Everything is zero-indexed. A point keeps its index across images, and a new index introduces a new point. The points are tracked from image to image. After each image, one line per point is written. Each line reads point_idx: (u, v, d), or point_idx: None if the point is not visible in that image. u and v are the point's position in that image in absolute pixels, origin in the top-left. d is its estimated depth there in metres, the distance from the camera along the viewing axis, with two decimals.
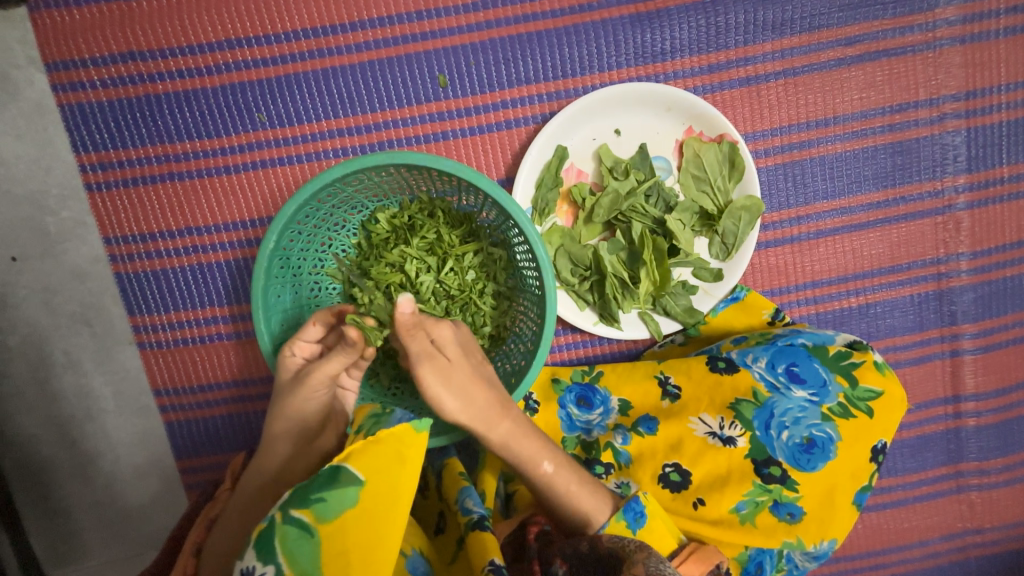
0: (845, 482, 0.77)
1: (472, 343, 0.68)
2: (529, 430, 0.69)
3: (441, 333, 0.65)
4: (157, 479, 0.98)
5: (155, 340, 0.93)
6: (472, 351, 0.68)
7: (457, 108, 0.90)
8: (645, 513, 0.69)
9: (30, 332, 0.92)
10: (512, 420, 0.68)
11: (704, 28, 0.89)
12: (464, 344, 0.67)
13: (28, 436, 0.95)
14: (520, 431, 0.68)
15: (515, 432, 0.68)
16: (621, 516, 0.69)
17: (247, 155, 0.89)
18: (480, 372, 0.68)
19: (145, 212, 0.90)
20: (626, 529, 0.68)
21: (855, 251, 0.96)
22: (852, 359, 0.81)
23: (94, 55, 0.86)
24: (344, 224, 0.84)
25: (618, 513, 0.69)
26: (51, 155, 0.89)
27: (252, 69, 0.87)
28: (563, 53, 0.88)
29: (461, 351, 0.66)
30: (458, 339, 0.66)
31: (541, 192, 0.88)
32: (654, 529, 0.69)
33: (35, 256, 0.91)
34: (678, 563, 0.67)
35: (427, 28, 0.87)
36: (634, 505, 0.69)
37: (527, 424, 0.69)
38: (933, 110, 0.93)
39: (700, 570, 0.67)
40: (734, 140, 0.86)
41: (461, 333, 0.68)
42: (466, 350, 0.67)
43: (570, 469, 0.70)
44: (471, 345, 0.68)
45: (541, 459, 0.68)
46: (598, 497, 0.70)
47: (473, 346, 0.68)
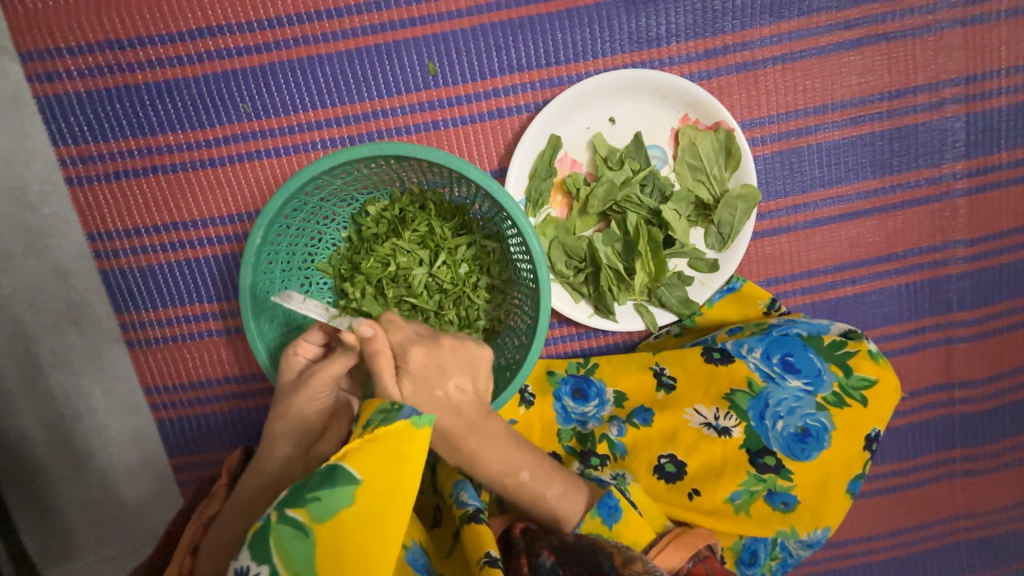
0: (839, 471, 0.75)
1: (451, 365, 0.67)
2: (499, 444, 0.68)
3: (409, 361, 0.66)
4: (152, 477, 0.97)
5: (144, 337, 0.92)
6: (444, 378, 0.67)
7: (447, 97, 0.87)
8: (620, 506, 0.66)
9: (15, 331, 0.91)
10: (474, 442, 0.67)
11: (700, 12, 0.87)
12: (436, 369, 0.67)
13: (19, 435, 0.94)
14: (485, 447, 0.68)
15: (478, 450, 0.68)
16: (595, 513, 0.66)
17: (233, 147, 0.87)
18: (450, 398, 0.67)
19: (130, 207, 0.88)
20: (602, 525, 0.66)
21: (853, 239, 0.95)
22: (846, 348, 0.79)
23: (70, 44, 0.83)
24: (333, 217, 0.83)
25: (592, 510, 0.66)
26: (29, 148, 0.86)
27: (236, 58, 0.84)
28: (556, 39, 0.86)
29: (422, 384, 0.66)
30: (430, 365, 0.66)
31: (535, 183, 0.86)
32: (631, 522, 0.66)
33: (17, 252, 0.89)
34: (655, 554, 0.65)
35: (416, 13, 0.84)
36: (607, 501, 0.66)
37: (497, 437, 0.68)
38: (933, 94, 0.91)
39: (681, 557, 0.66)
40: (731, 127, 0.85)
41: (434, 357, 0.67)
42: (432, 377, 0.66)
43: (540, 479, 0.68)
44: (444, 370, 0.67)
45: (511, 475, 0.68)
46: (571, 503, 0.68)
47: (450, 371, 0.67)
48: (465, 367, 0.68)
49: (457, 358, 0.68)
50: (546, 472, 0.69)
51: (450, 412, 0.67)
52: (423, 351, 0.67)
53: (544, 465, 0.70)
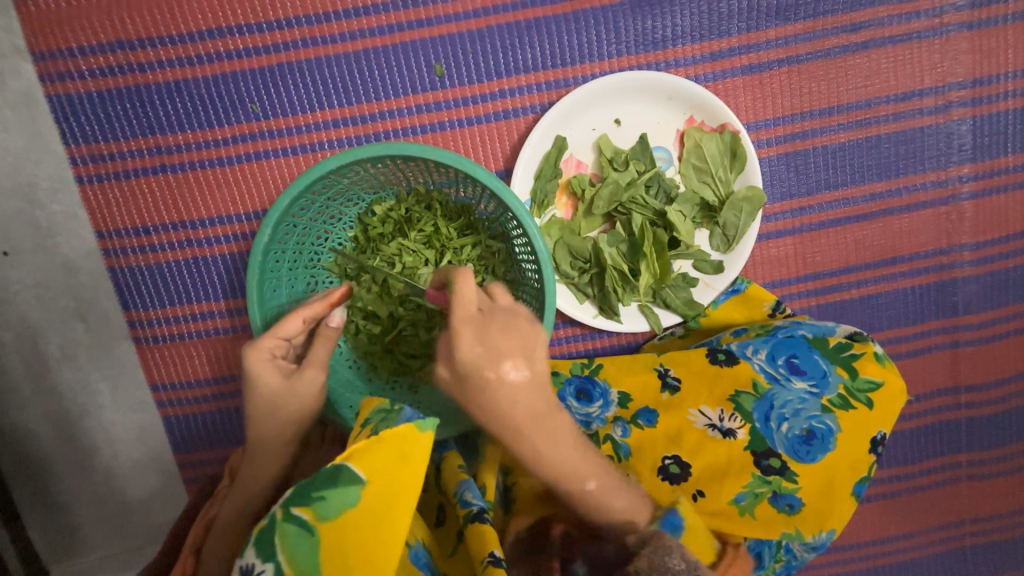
0: (844, 474, 0.74)
1: (508, 350, 0.60)
2: (560, 441, 0.63)
3: (457, 341, 0.60)
4: (157, 474, 0.98)
5: (152, 335, 0.93)
6: (498, 359, 0.60)
7: (454, 97, 0.88)
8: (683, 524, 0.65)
9: (23, 328, 0.92)
10: (532, 437, 0.62)
11: (706, 15, 0.87)
12: (490, 350, 0.60)
13: (27, 430, 0.95)
14: (549, 448, 0.63)
15: (538, 450, 0.63)
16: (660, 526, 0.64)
17: (241, 147, 0.88)
18: (504, 382, 0.60)
19: (139, 205, 0.89)
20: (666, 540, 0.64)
21: (859, 241, 0.95)
22: (851, 350, 0.80)
23: (82, 44, 0.84)
24: (340, 216, 0.84)
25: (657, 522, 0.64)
26: (40, 147, 0.87)
27: (245, 58, 0.85)
28: (562, 41, 0.87)
29: (474, 363, 0.59)
30: (481, 345, 0.59)
31: (540, 183, 0.87)
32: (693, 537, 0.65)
33: (26, 250, 0.90)
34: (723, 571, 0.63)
35: (423, 14, 0.85)
36: (673, 516, 0.65)
37: (559, 436, 0.63)
38: (939, 98, 0.91)
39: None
40: (736, 129, 0.85)
41: (485, 337, 0.59)
42: (484, 360, 0.59)
43: (606, 489, 0.65)
44: (497, 351, 0.60)
45: (576, 481, 0.64)
46: (636, 512, 0.66)
47: (504, 353, 0.60)
48: (523, 351, 0.61)
49: (514, 339, 0.60)
50: (612, 485, 0.66)
51: (504, 399, 0.60)
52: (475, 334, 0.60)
53: (611, 477, 0.66)
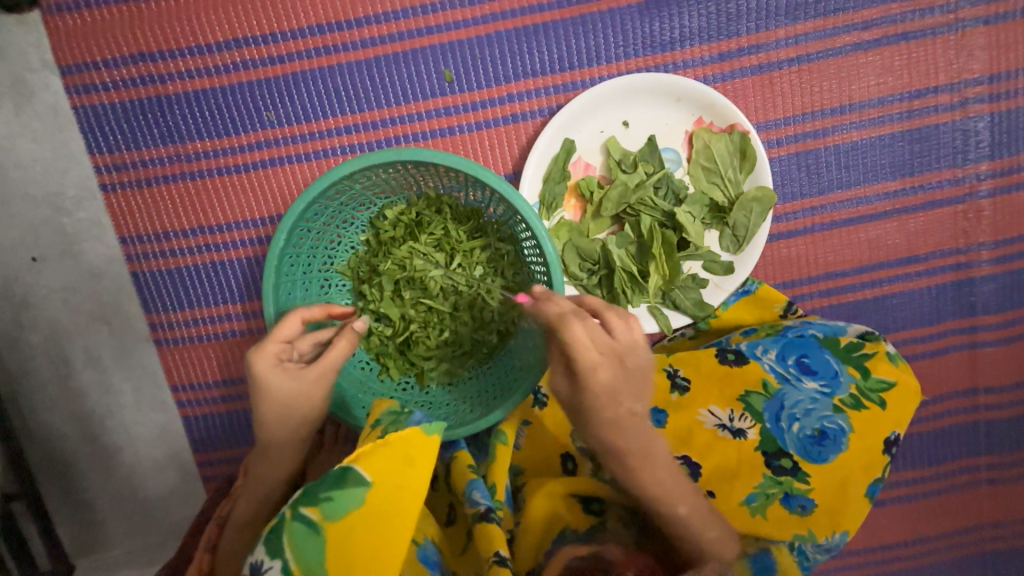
0: (858, 474, 0.73)
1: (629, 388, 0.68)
2: (665, 472, 0.69)
3: (592, 378, 0.66)
4: (176, 472, 1.01)
5: (172, 337, 0.95)
6: (620, 399, 0.67)
7: (464, 102, 0.89)
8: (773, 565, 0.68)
9: (51, 331, 0.95)
10: (636, 463, 0.68)
11: (714, 15, 0.87)
12: (614, 389, 0.67)
13: (53, 429, 0.98)
14: (653, 472, 0.68)
15: (642, 474, 0.68)
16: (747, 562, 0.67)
17: (257, 154, 0.90)
18: (620, 417, 0.68)
19: (160, 211, 0.92)
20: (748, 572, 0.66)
21: (873, 240, 0.94)
22: (863, 349, 0.79)
23: (106, 58, 0.88)
24: (352, 220, 0.85)
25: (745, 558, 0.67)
26: (67, 157, 0.91)
27: (261, 68, 0.88)
28: (570, 45, 0.87)
29: (604, 398, 0.67)
30: (609, 385, 0.67)
31: (549, 186, 0.87)
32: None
33: (53, 256, 0.93)
34: None
35: (433, 22, 0.86)
36: (763, 556, 0.69)
37: (660, 467, 0.69)
38: (955, 95, 0.90)
39: None
40: (746, 130, 0.85)
41: (615, 380, 0.67)
42: (609, 398, 0.67)
43: (698, 520, 0.67)
44: (620, 392, 0.67)
45: (668, 505, 0.68)
46: (721, 546, 0.66)
47: (625, 395, 0.67)
48: (641, 388, 0.68)
49: (636, 385, 0.68)
50: (703, 513, 0.68)
51: (616, 431, 0.68)
52: (609, 372, 0.66)
53: (703, 504, 0.69)
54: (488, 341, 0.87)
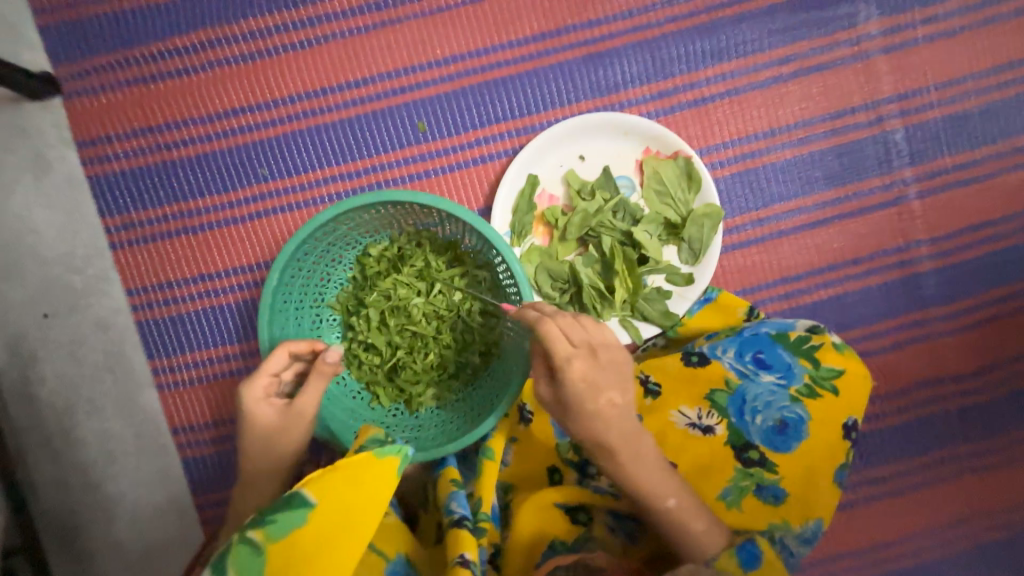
0: (823, 461, 0.79)
1: (606, 381, 0.70)
2: (654, 463, 0.71)
3: (570, 372, 0.69)
4: (175, 517, 1.02)
5: (173, 381, 1.01)
6: (600, 391, 0.70)
7: (437, 148, 1.00)
8: (759, 555, 0.67)
9: (58, 383, 1.01)
10: (624, 456, 0.71)
11: (650, 61, 1.00)
12: (593, 383, 0.70)
13: (57, 481, 1.01)
14: (639, 467, 0.71)
15: (630, 468, 0.71)
16: (733, 553, 0.68)
17: (253, 206, 1.00)
18: (602, 411, 0.71)
19: (163, 263, 1.00)
20: (738, 569, 0.67)
21: (819, 245, 1.02)
22: (812, 341, 0.85)
23: (118, 132, 0.99)
24: (340, 259, 0.93)
25: (731, 550, 0.68)
26: (80, 221, 1.00)
27: (255, 132, 0.99)
28: (527, 94, 0.99)
29: (585, 392, 0.70)
30: (587, 378, 0.70)
31: (518, 216, 0.96)
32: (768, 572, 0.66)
33: (63, 311, 1.00)
34: None
35: (406, 83, 0.99)
36: (749, 546, 0.68)
37: (649, 459, 0.71)
38: (871, 113, 1.01)
39: None
40: (688, 155, 0.95)
41: (591, 372, 0.70)
42: (590, 391, 0.70)
43: (687, 512, 0.70)
44: (600, 385, 0.70)
45: (657, 499, 0.70)
46: (711, 539, 0.69)
47: (604, 387, 0.70)
48: (618, 379, 0.71)
49: (612, 375, 0.71)
50: (691, 506, 0.70)
51: (601, 425, 0.71)
52: (586, 366, 0.70)
53: (690, 498, 0.71)
54: (471, 362, 0.93)
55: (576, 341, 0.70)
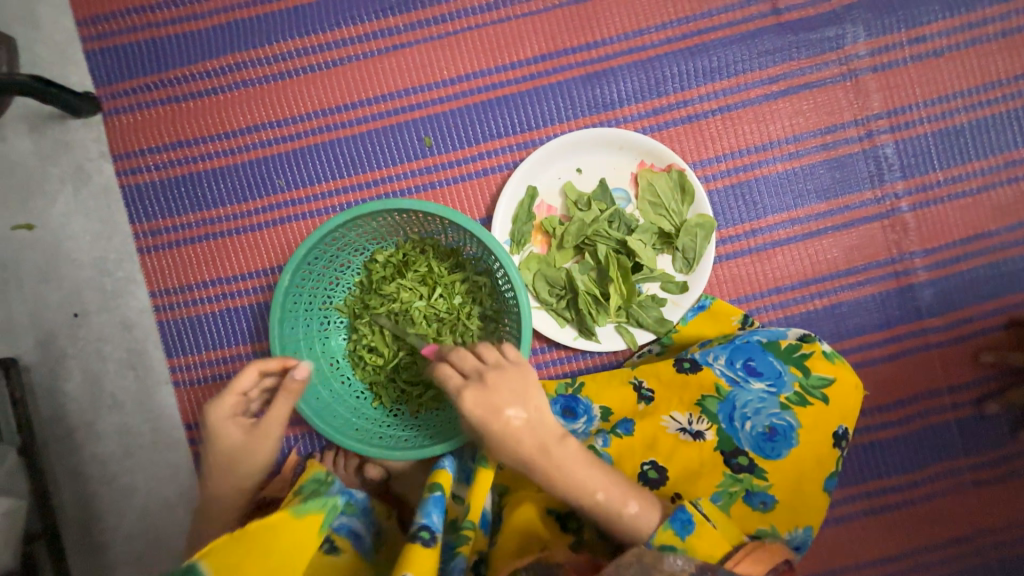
0: (812, 470, 0.81)
1: (504, 398, 0.73)
2: (575, 464, 0.72)
3: (465, 400, 0.73)
4: (184, 510, 1.06)
5: (189, 378, 1.06)
6: (499, 410, 0.73)
7: (442, 162, 1.06)
8: (691, 519, 0.69)
9: (84, 378, 1.07)
10: (543, 468, 0.72)
11: (645, 81, 1.05)
12: (490, 405, 0.73)
13: (78, 472, 1.07)
14: (559, 475, 0.71)
15: (551, 474, 0.71)
16: (667, 525, 0.69)
17: (270, 214, 1.07)
18: (509, 429, 0.72)
19: (186, 267, 1.07)
20: (674, 537, 0.68)
21: (812, 256, 1.05)
22: (803, 350, 0.86)
23: (151, 145, 1.07)
24: (348, 264, 0.99)
25: (664, 523, 0.69)
26: (112, 227, 1.08)
27: (274, 146, 1.07)
28: (527, 112, 1.05)
29: (483, 415, 0.73)
30: (483, 402, 0.73)
31: (517, 226, 1.01)
32: (703, 534, 0.68)
33: (93, 311, 1.07)
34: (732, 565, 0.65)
35: (415, 101, 1.06)
36: (680, 513, 0.69)
37: (570, 462, 0.72)
38: (861, 128, 1.05)
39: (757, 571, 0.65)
40: (682, 168, 1.00)
41: (485, 393, 0.73)
42: (488, 414, 0.73)
43: (616, 499, 0.71)
44: (496, 404, 0.73)
45: (586, 496, 0.71)
46: (646, 516, 0.71)
47: (502, 405, 0.73)
48: (515, 395, 0.73)
49: (507, 391, 0.74)
50: (619, 493, 0.71)
51: (512, 445, 0.72)
52: (476, 391, 0.73)
53: (618, 487, 0.72)
54: None
55: (468, 371, 0.76)
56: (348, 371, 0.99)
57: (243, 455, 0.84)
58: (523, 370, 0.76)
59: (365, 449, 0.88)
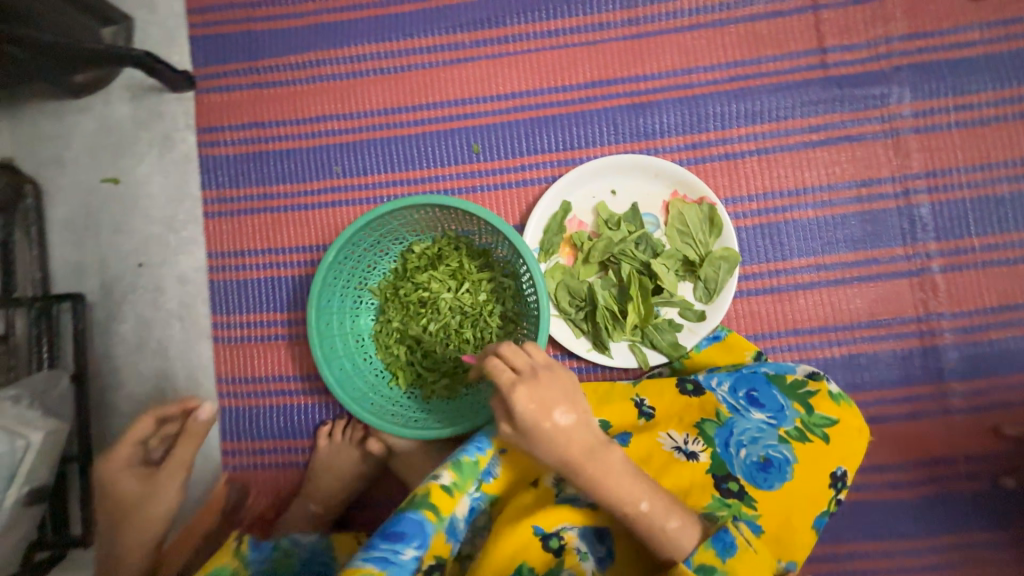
0: (804, 506, 0.81)
1: (554, 398, 0.72)
2: (620, 471, 0.71)
3: (517, 396, 0.71)
4: (202, 459, 1.14)
5: (228, 336, 1.15)
6: (550, 410, 0.71)
7: (486, 169, 1.13)
8: (734, 543, 0.69)
9: (137, 322, 1.18)
10: (590, 472, 0.70)
11: (687, 116, 1.10)
12: (541, 403, 0.71)
13: (116, 408, 1.16)
14: (605, 480, 0.70)
15: (598, 479, 0.70)
16: (710, 544, 0.69)
17: (324, 197, 1.16)
18: (557, 429, 0.70)
19: (242, 234, 1.17)
20: (715, 557, 0.68)
21: (835, 303, 1.05)
22: (807, 387, 0.89)
23: (230, 123, 1.19)
24: (387, 251, 1.06)
25: (707, 541, 0.69)
26: (185, 191, 1.20)
27: (337, 137, 1.17)
28: (572, 132, 1.12)
29: (534, 414, 0.70)
30: (534, 399, 0.71)
31: (548, 236, 1.07)
32: (744, 559, 0.69)
33: (155, 263, 1.19)
34: None
35: (469, 111, 1.14)
36: (724, 535, 0.70)
37: (615, 469, 0.71)
38: (898, 185, 1.06)
39: None
40: (713, 202, 1.04)
41: (537, 390, 0.72)
42: (540, 412, 0.70)
43: (658, 510, 0.70)
44: (548, 403, 0.71)
45: (629, 504, 0.70)
46: (684, 531, 0.70)
47: (552, 405, 0.71)
48: (565, 396, 0.73)
49: (557, 391, 0.73)
50: (663, 506, 0.70)
51: (561, 446, 0.70)
52: (528, 388, 0.71)
53: (660, 497, 0.71)
54: None
55: (519, 366, 0.74)
56: (371, 350, 1.06)
57: (142, 502, 0.97)
58: (568, 374, 0.77)
59: (381, 424, 0.93)
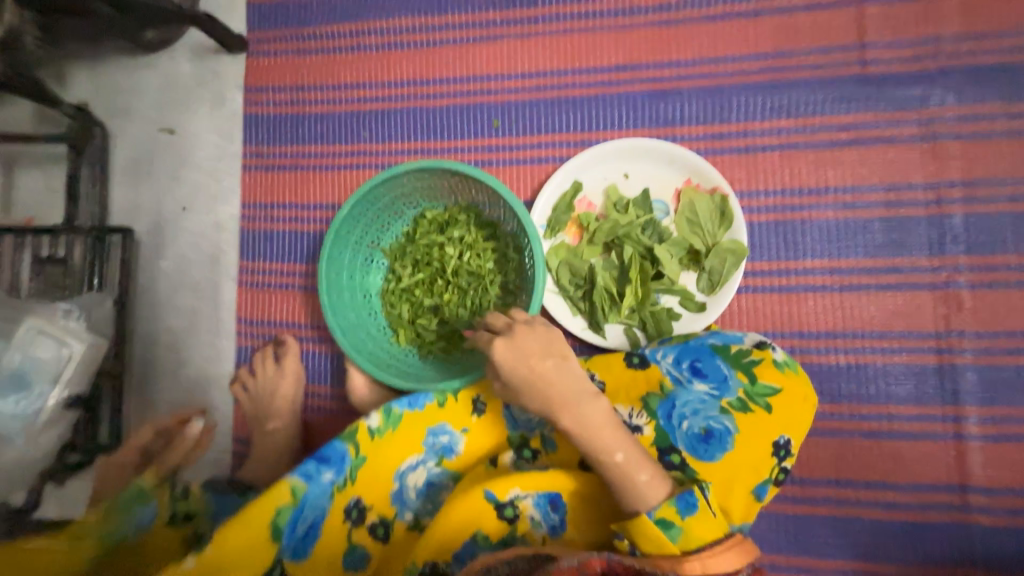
0: (744, 474, 0.79)
1: (531, 350, 0.74)
2: (599, 420, 0.71)
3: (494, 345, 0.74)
4: (218, 391, 1.24)
5: (252, 281, 1.25)
6: (525, 359, 0.73)
7: (504, 144, 1.17)
8: (697, 505, 0.66)
9: (176, 260, 1.29)
10: (568, 417, 0.71)
11: (710, 106, 1.09)
12: (519, 353, 0.74)
13: (149, 335, 1.28)
14: (583, 425, 0.70)
15: (576, 424, 0.71)
16: (672, 501, 0.66)
17: (350, 159, 1.23)
18: (536, 377, 0.73)
19: (274, 189, 1.26)
20: (675, 514, 0.66)
21: (846, 309, 1.01)
22: (753, 356, 0.86)
23: (275, 86, 1.29)
24: (401, 214, 1.12)
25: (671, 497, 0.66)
26: (229, 145, 1.30)
27: (368, 104, 1.23)
28: (591, 116, 1.14)
29: (512, 363, 0.73)
30: (513, 349, 0.74)
31: (556, 214, 1.08)
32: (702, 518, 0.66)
33: (197, 208, 1.30)
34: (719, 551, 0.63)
35: (493, 87, 1.18)
36: (687, 495, 0.67)
37: (594, 418, 0.71)
38: (931, 193, 1.01)
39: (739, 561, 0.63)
40: (726, 193, 1.02)
41: (514, 343, 0.75)
42: (517, 362, 0.73)
43: (632, 462, 0.69)
44: (527, 353, 0.74)
45: (604, 452, 0.69)
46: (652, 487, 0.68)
47: (531, 355, 0.74)
48: (544, 349, 0.75)
49: (537, 344, 0.75)
50: (639, 459, 0.69)
51: (538, 395, 0.72)
52: (509, 338, 0.75)
53: (637, 451, 0.70)
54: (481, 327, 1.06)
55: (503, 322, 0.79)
56: (376, 305, 1.12)
57: None
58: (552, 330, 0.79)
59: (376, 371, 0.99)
